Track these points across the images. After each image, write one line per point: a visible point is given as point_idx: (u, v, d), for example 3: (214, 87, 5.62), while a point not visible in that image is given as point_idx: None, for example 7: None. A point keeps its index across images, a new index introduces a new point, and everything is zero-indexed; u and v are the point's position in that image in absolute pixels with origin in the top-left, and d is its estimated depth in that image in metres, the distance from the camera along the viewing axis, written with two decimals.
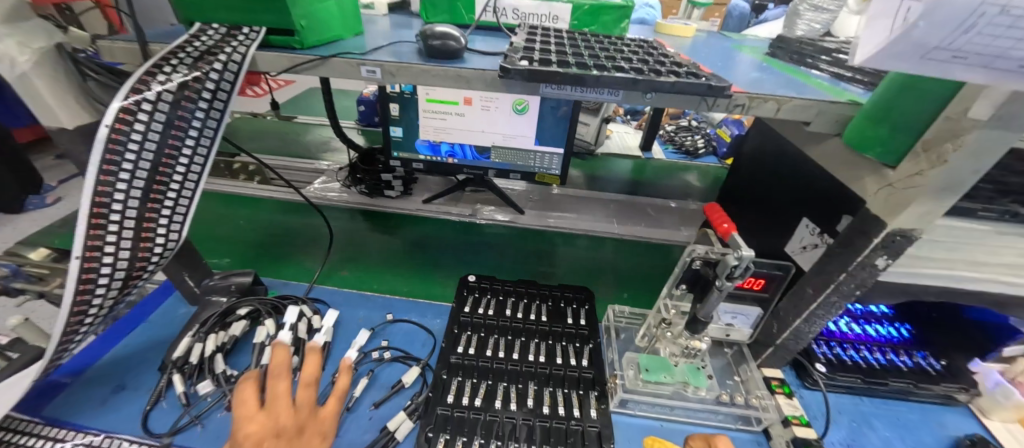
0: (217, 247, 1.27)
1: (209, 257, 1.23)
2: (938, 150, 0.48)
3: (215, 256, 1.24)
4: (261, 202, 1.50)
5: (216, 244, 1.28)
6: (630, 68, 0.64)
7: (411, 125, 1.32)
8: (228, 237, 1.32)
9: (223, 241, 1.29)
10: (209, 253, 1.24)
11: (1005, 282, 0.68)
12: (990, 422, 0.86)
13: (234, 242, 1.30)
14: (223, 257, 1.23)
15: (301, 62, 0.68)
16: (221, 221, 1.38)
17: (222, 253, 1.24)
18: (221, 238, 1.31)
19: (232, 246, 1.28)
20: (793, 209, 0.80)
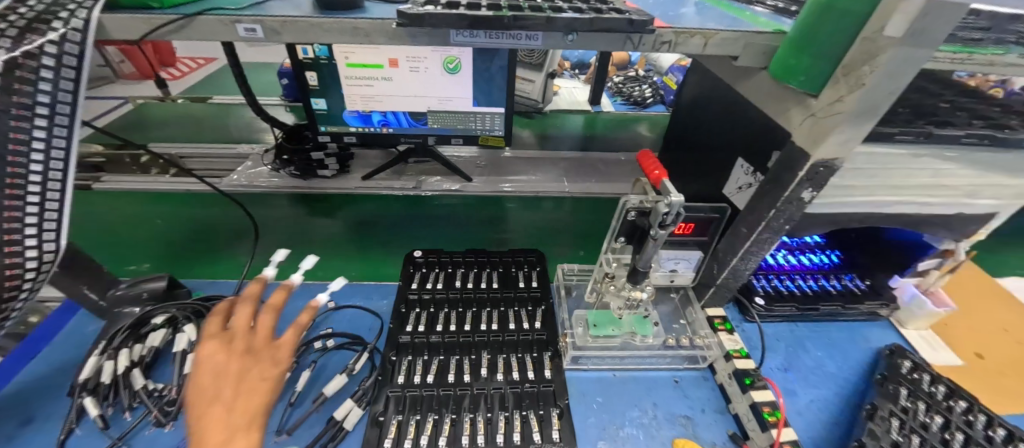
0: (132, 252, 1.13)
1: (125, 264, 1.10)
2: (856, 75, 0.46)
3: (133, 262, 1.11)
4: (182, 198, 1.35)
5: (131, 248, 1.14)
6: (548, 7, 0.58)
7: (334, 94, 1.17)
8: (145, 239, 1.17)
9: (138, 244, 1.15)
10: (125, 261, 1.11)
11: (920, 203, 0.71)
12: (905, 331, 0.96)
13: (150, 243, 1.16)
14: (142, 262, 1.11)
15: (164, 23, 0.56)
16: (135, 222, 1.23)
17: (141, 259, 1.12)
18: (136, 241, 1.17)
19: (150, 249, 1.14)
20: (728, 150, 0.80)
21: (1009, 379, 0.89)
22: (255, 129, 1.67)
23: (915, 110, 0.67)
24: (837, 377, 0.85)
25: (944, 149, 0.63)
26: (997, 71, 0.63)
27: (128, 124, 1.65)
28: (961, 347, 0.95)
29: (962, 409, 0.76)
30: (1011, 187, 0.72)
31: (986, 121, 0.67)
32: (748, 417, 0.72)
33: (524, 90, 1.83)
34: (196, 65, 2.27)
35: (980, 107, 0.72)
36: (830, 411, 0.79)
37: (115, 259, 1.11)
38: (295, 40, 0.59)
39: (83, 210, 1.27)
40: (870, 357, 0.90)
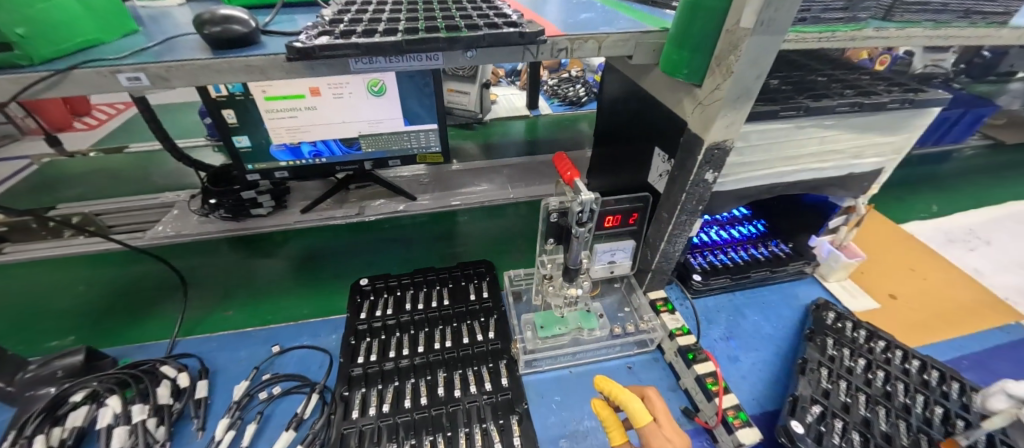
0: (50, 327, 1.00)
1: (44, 342, 0.96)
2: (726, 64, 0.54)
3: (51, 338, 0.97)
4: (101, 257, 1.21)
5: (49, 321, 1.01)
6: (446, 26, 0.61)
7: (257, 130, 1.10)
8: (65, 309, 1.04)
9: (57, 316, 1.02)
10: (42, 338, 0.97)
11: (815, 168, 0.79)
12: (829, 284, 1.05)
13: (73, 313, 1.03)
14: (66, 336, 0.98)
15: (36, 80, 0.53)
16: (49, 292, 1.09)
17: (64, 332, 0.99)
18: (55, 313, 1.03)
19: (72, 319, 1.02)
20: (645, 141, 0.85)
21: (919, 313, 1.00)
22: (181, 174, 1.57)
23: (797, 86, 0.74)
24: (774, 337, 0.92)
25: (824, 119, 0.70)
26: (857, 45, 0.71)
27: (33, 186, 1.51)
28: (877, 291, 1.04)
29: (881, 348, 0.84)
30: (890, 144, 0.81)
31: (857, 90, 0.75)
32: (695, 390, 0.76)
33: (461, 102, 1.84)
34: (114, 111, 2.10)
35: (853, 77, 0.80)
36: (769, 371, 0.85)
37: (31, 337, 0.97)
38: (186, 85, 0.58)
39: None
40: (801, 313, 0.98)
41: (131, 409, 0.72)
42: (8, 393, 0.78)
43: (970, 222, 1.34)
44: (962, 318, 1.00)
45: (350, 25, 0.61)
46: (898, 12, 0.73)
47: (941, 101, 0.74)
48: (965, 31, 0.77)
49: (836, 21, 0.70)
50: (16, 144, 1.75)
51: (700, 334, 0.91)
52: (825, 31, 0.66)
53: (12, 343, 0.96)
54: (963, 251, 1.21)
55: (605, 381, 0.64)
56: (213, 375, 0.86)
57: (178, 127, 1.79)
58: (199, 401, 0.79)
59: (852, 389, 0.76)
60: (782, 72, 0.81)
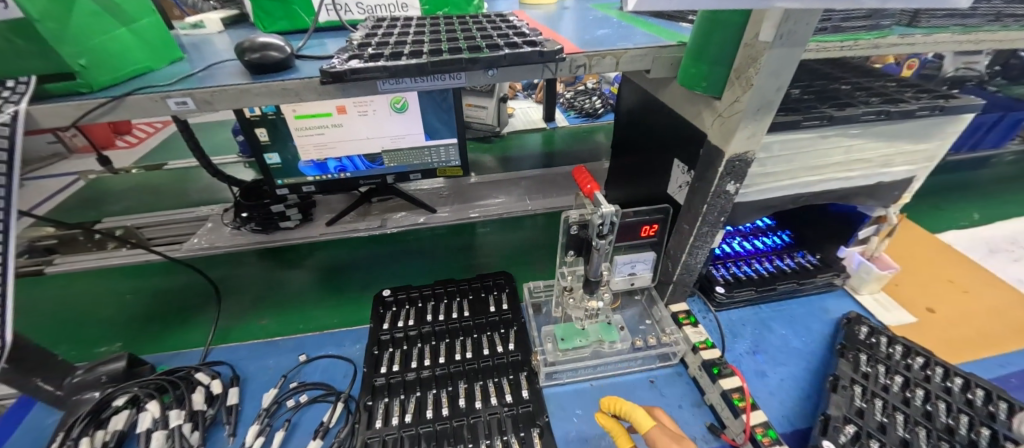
0: (100, 333, 1.06)
1: (95, 347, 1.02)
2: (746, 76, 0.55)
3: (102, 343, 1.03)
4: (146, 268, 1.28)
5: (99, 327, 1.07)
6: (468, 47, 0.63)
7: (287, 148, 1.15)
8: (113, 316, 1.10)
9: (106, 323, 1.08)
10: (93, 343, 1.03)
11: (841, 178, 0.77)
12: (861, 297, 1.01)
13: (120, 320, 1.09)
14: (114, 342, 1.03)
15: (94, 107, 0.59)
16: (100, 301, 1.16)
17: (112, 338, 1.04)
18: (104, 320, 1.09)
19: (119, 326, 1.07)
20: (664, 153, 0.85)
21: (960, 328, 0.95)
22: (215, 189, 1.65)
23: (819, 95, 0.74)
24: (803, 352, 0.89)
25: (849, 128, 0.69)
26: (881, 53, 0.70)
27: (81, 201, 1.61)
28: (913, 304, 1.00)
29: (919, 365, 0.80)
30: (921, 152, 0.78)
31: (883, 97, 0.73)
32: (721, 406, 0.74)
33: (479, 116, 1.87)
34: (152, 130, 2.23)
35: (878, 85, 0.79)
36: (799, 387, 0.82)
37: (83, 343, 1.03)
38: (228, 107, 0.62)
39: (35, 298, 1.17)
40: (831, 327, 0.94)
41: (169, 414, 0.76)
42: (56, 396, 0.82)
43: (1013, 231, 1.27)
44: (1008, 333, 0.94)
45: (377, 48, 0.65)
46: (924, 17, 0.72)
47: (974, 107, 0.71)
48: (997, 35, 0.75)
49: (858, 29, 0.69)
50: (66, 162, 1.87)
51: (725, 348, 0.89)
52: (847, 40, 0.65)
53: (65, 348, 1.02)
54: (1006, 262, 1.15)
55: (613, 399, 0.70)
56: (244, 383, 0.90)
57: (212, 145, 1.88)
58: (230, 408, 0.82)
59: (889, 409, 0.73)
60: (803, 81, 0.81)
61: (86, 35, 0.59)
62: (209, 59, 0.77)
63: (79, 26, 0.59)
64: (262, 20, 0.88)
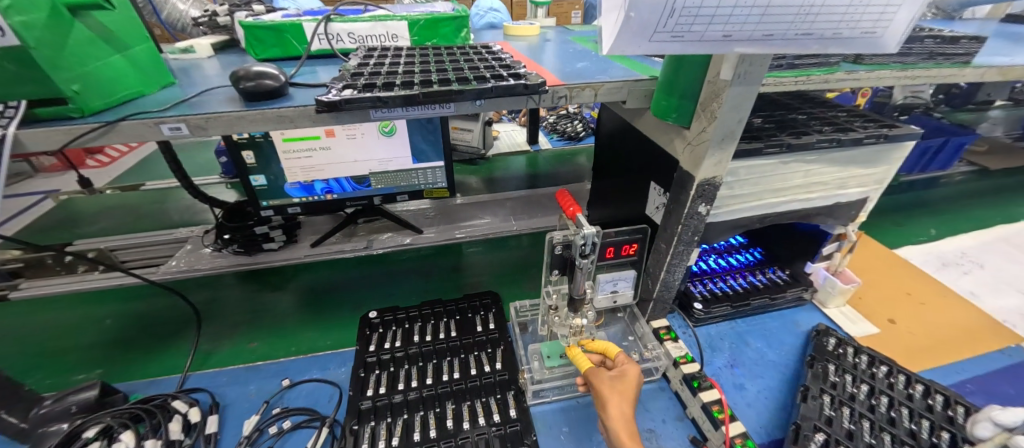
0: (77, 360, 1.02)
1: (71, 375, 0.98)
2: (711, 109, 0.61)
3: (79, 371, 0.99)
4: (126, 292, 1.25)
5: (75, 354, 1.03)
6: (457, 78, 0.67)
7: (273, 170, 1.16)
8: (91, 343, 1.07)
9: (83, 350, 1.05)
10: (70, 371, 0.99)
11: (803, 199, 0.83)
12: (828, 311, 1.07)
13: (98, 347, 1.06)
14: (92, 370, 1.00)
15: (85, 131, 0.59)
16: (77, 326, 1.12)
17: (89, 366, 1.01)
18: (81, 347, 1.06)
19: (97, 354, 1.04)
20: (641, 177, 0.90)
21: (919, 338, 1.01)
22: (195, 211, 1.62)
23: (779, 124, 0.81)
24: (777, 364, 0.93)
25: (807, 154, 0.75)
26: (830, 86, 0.77)
27: (51, 223, 1.55)
28: (876, 316, 1.07)
29: (883, 373, 0.85)
30: (872, 175, 0.86)
31: (835, 126, 0.81)
32: (702, 418, 0.77)
33: (464, 139, 1.91)
34: (127, 149, 2.18)
35: (830, 115, 0.87)
36: (774, 398, 0.86)
37: (58, 371, 0.99)
38: (221, 133, 0.64)
39: (5, 325, 1.12)
40: (802, 340, 0.99)
41: (144, 444, 0.74)
42: (21, 430, 0.79)
43: (962, 245, 1.37)
44: (962, 341, 1.01)
45: (369, 78, 0.68)
46: (866, 56, 0.80)
47: (914, 135, 0.79)
48: (930, 71, 0.84)
49: (810, 66, 0.76)
50: (38, 183, 1.82)
51: (704, 362, 0.93)
52: (800, 75, 0.72)
53: (39, 377, 0.98)
54: (957, 275, 1.23)
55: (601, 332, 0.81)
56: (224, 410, 0.87)
57: (192, 166, 1.86)
58: (209, 436, 0.80)
59: (855, 416, 0.77)
60: (765, 111, 0.88)
61: (80, 62, 0.61)
62: (202, 85, 0.79)
63: (74, 53, 0.60)
64: (254, 47, 0.91)
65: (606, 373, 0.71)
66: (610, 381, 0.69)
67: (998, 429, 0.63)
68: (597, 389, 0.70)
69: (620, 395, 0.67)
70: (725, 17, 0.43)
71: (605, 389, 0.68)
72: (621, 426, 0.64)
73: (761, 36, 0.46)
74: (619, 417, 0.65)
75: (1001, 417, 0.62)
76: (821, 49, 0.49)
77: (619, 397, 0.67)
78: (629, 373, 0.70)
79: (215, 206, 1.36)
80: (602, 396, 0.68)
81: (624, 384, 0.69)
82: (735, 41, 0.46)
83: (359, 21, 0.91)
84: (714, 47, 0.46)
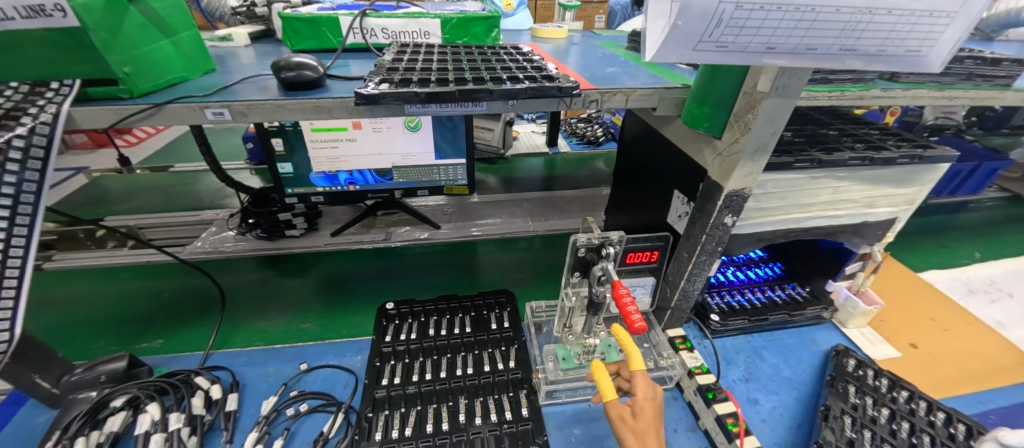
0: (140, 329, 1.07)
1: (134, 344, 1.03)
2: (745, 120, 0.61)
3: (143, 339, 1.04)
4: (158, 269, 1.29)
5: (136, 323, 1.09)
6: (491, 78, 0.68)
7: (300, 159, 1.18)
8: (150, 313, 1.12)
9: (145, 318, 1.10)
10: (132, 340, 1.04)
11: (829, 215, 0.82)
12: (848, 331, 1.05)
13: (154, 318, 1.10)
14: (154, 339, 1.04)
15: (133, 112, 0.61)
16: (136, 296, 1.17)
17: (151, 336, 1.05)
18: (141, 316, 1.11)
19: (156, 324, 1.09)
20: (665, 185, 0.90)
21: (942, 365, 0.99)
22: (222, 194, 1.67)
23: (810, 139, 0.80)
24: (793, 381, 0.92)
25: (836, 171, 0.75)
26: (864, 104, 0.76)
27: (85, 199, 1.61)
28: (897, 339, 1.05)
29: (904, 398, 0.84)
30: (902, 195, 0.84)
31: (867, 144, 0.80)
32: (715, 430, 0.77)
33: (485, 138, 1.93)
34: (155, 130, 2.25)
35: (862, 132, 0.85)
36: (790, 415, 0.85)
37: (107, 339, 1.04)
38: (261, 120, 0.66)
39: (68, 292, 1.18)
40: (820, 358, 0.98)
41: (168, 417, 0.76)
42: (52, 395, 0.82)
43: (990, 273, 1.33)
44: (985, 370, 0.98)
45: (405, 73, 0.70)
46: (903, 74, 0.79)
47: (948, 157, 0.78)
48: (969, 92, 0.82)
49: (844, 81, 0.76)
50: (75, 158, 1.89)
51: (719, 374, 0.92)
52: (834, 91, 0.71)
53: (105, 343, 1.03)
54: (983, 303, 1.20)
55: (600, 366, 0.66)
56: (243, 389, 0.90)
57: (219, 150, 1.91)
58: (228, 414, 0.82)
59: (875, 440, 0.76)
60: (795, 125, 0.87)
61: (133, 45, 0.63)
62: (240, 72, 0.81)
63: (126, 36, 0.62)
64: (291, 38, 0.93)
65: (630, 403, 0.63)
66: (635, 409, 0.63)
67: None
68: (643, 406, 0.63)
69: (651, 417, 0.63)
70: (770, 29, 0.43)
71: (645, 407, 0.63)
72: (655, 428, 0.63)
73: (802, 50, 0.46)
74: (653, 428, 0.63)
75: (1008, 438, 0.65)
76: (863, 65, 0.49)
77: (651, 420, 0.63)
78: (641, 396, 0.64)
79: (242, 190, 1.40)
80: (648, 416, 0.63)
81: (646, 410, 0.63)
82: (776, 54, 0.46)
83: (394, 17, 0.92)
84: (755, 59, 0.46)
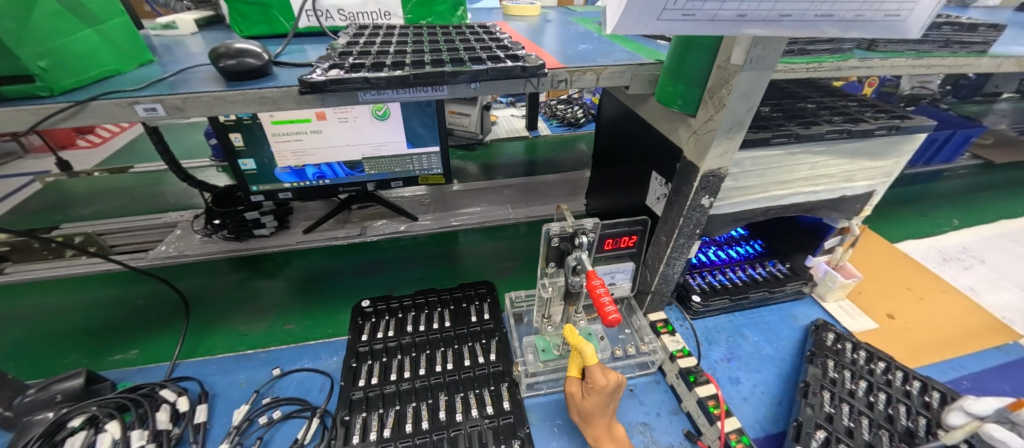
0: (113, 339, 1.02)
1: (108, 356, 0.98)
2: (719, 96, 0.59)
3: (116, 350, 0.99)
4: (120, 277, 1.22)
5: (109, 334, 1.03)
6: (451, 59, 0.63)
7: (263, 154, 1.11)
8: (124, 323, 1.06)
9: (118, 328, 1.05)
10: (105, 351, 0.99)
11: (808, 191, 0.81)
12: (827, 305, 1.06)
13: (128, 328, 1.05)
14: (129, 350, 0.99)
15: (54, 112, 0.55)
16: (109, 306, 1.12)
17: (125, 346, 1.00)
18: (114, 326, 1.06)
19: (130, 334, 1.03)
20: (642, 167, 0.87)
21: (918, 334, 1.00)
22: (187, 194, 1.59)
23: (787, 113, 0.78)
24: (774, 358, 0.92)
25: (814, 145, 0.73)
26: (843, 74, 0.74)
27: (40, 205, 1.52)
28: (875, 311, 1.05)
29: (881, 370, 0.84)
30: (880, 168, 0.83)
31: (845, 116, 0.78)
32: (697, 413, 0.76)
33: (462, 124, 1.87)
34: (119, 129, 2.14)
35: (841, 104, 0.83)
36: (771, 392, 0.85)
37: (65, 354, 0.98)
38: (201, 114, 0.60)
39: (33, 306, 1.11)
40: (800, 334, 0.98)
41: (130, 435, 0.72)
42: (6, 418, 0.77)
43: (963, 240, 1.35)
44: (960, 337, 1.00)
45: (358, 57, 0.64)
46: (881, 43, 0.77)
47: (926, 127, 0.76)
48: (947, 60, 0.80)
49: (821, 52, 0.73)
50: (29, 162, 1.79)
51: (701, 356, 0.92)
52: (811, 62, 0.69)
53: (75, 357, 0.97)
54: (958, 271, 1.22)
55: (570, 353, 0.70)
56: (213, 399, 0.86)
57: (183, 147, 1.82)
58: (198, 426, 0.78)
59: (855, 413, 0.76)
60: (773, 99, 0.85)
61: (47, 36, 0.56)
62: (182, 62, 0.74)
63: (37, 27, 0.55)
64: (239, 23, 0.86)
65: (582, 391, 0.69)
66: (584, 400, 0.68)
67: (971, 419, 0.68)
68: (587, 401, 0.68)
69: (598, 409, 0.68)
70: None
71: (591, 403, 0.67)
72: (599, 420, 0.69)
73: (776, 17, 0.43)
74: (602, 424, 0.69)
75: (973, 406, 0.68)
76: (841, 32, 0.46)
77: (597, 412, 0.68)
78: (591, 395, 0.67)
79: (206, 189, 1.33)
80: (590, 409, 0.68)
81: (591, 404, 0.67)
82: (749, 22, 0.42)
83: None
84: (727, 28, 0.42)
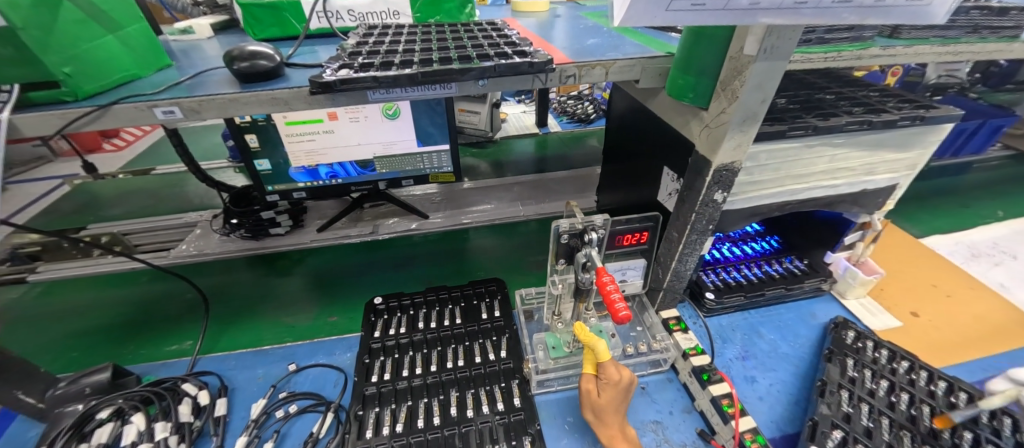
0: (152, 333, 1.05)
1: (151, 349, 1.01)
2: (732, 88, 0.57)
3: (158, 343, 1.02)
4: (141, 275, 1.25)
5: (151, 328, 1.07)
6: (459, 57, 0.63)
7: (278, 155, 1.13)
8: (161, 318, 1.10)
9: (159, 322, 1.09)
10: (150, 344, 1.02)
11: (826, 185, 0.78)
12: (847, 302, 1.03)
13: (170, 322, 1.09)
14: (183, 340, 1.03)
15: (78, 116, 0.57)
16: (149, 301, 1.15)
17: (167, 340, 1.03)
18: (152, 321, 1.09)
19: (169, 328, 1.07)
20: (654, 163, 0.86)
21: (943, 332, 0.96)
22: (206, 194, 1.63)
23: (804, 105, 0.75)
24: (791, 357, 0.90)
25: (833, 137, 0.70)
26: (863, 64, 0.71)
27: (70, 207, 1.58)
28: (898, 308, 1.02)
29: (904, 369, 0.82)
30: (903, 160, 0.80)
31: (865, 107, 0.75)
32: (710, 412, 0.75)
33: (472, 121, 1.88)
34: (143, 132, 2.21)
35: (861, 95, 0.81)
36: (787, 392, 0.83)
37: (94, 349, 1.01)
38: (216, 116, 0.62)
39: (70, 302, 1.15)
40: (819, 332, 0.96)
41: (154, 427, 0.74)
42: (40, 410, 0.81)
43: (994, 235, 1.30)
44: (989, 335, 0.96)
45: (368, 57, 0.65)
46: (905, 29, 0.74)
47: (953, 117, 0.73)
48: (976, 46, 0.77)
49: (840, 41, 0.71)
50: (62, 164, 1.86)
51: (715, 354, 0.90)
52: (829, 51, 0.66)
53: (102, 353, 1.00)
54: (987, 266, 1.17)
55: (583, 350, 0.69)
56: (232, 393, 0.88)
57: (202, 149, 1.87)
58: (218, 419, 0.80)
59: (875, 413, 0.74)
60: (789, 90, 0.82)
61: (71, 43, 0.58)
62: (199, 66, 0.76)
63: (62, 35, 0.57)
64: (252, 27, 0.88)
65: (594, 387, 0.68)
66: (595, 398, 0.68)
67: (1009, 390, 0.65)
68: (599, 398, 0.67)
69: (609, 406, 0.67)
70: None
71: (602, 401, 0.67)
72: (612, 419, 0.68)
73: (792, 4, 0.41)
74: (614, 424, 0.68)
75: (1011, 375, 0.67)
76: (859, 19, 0.44)
77: (609, 410, 0.67)
78: (603, 392, 0.67)
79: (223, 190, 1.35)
80: (601, 406, 0.67)
81: (603, 401, 0.67)
82: (763, 10, 0.41)
83: None
84: (739, 17, 0.41)
